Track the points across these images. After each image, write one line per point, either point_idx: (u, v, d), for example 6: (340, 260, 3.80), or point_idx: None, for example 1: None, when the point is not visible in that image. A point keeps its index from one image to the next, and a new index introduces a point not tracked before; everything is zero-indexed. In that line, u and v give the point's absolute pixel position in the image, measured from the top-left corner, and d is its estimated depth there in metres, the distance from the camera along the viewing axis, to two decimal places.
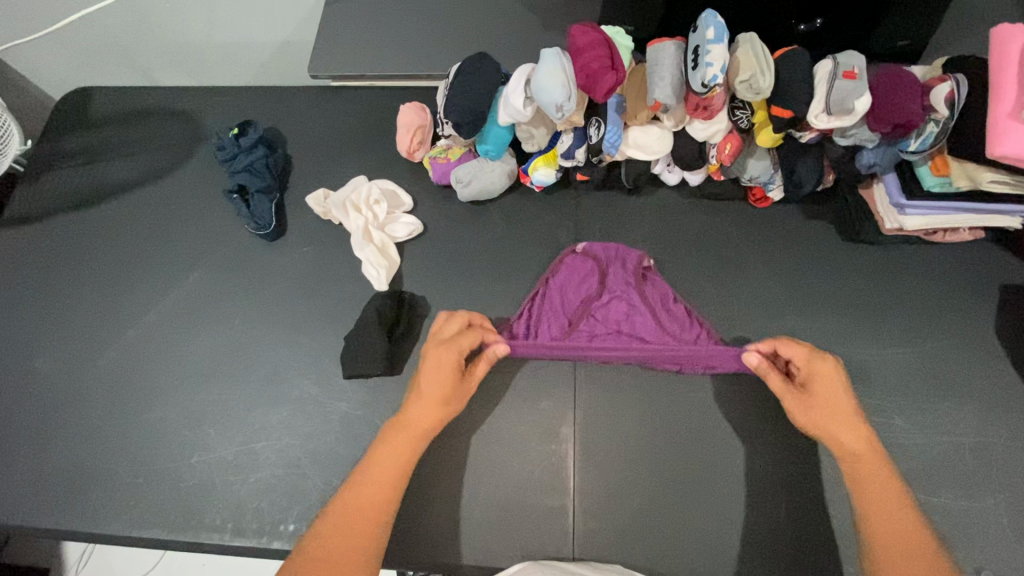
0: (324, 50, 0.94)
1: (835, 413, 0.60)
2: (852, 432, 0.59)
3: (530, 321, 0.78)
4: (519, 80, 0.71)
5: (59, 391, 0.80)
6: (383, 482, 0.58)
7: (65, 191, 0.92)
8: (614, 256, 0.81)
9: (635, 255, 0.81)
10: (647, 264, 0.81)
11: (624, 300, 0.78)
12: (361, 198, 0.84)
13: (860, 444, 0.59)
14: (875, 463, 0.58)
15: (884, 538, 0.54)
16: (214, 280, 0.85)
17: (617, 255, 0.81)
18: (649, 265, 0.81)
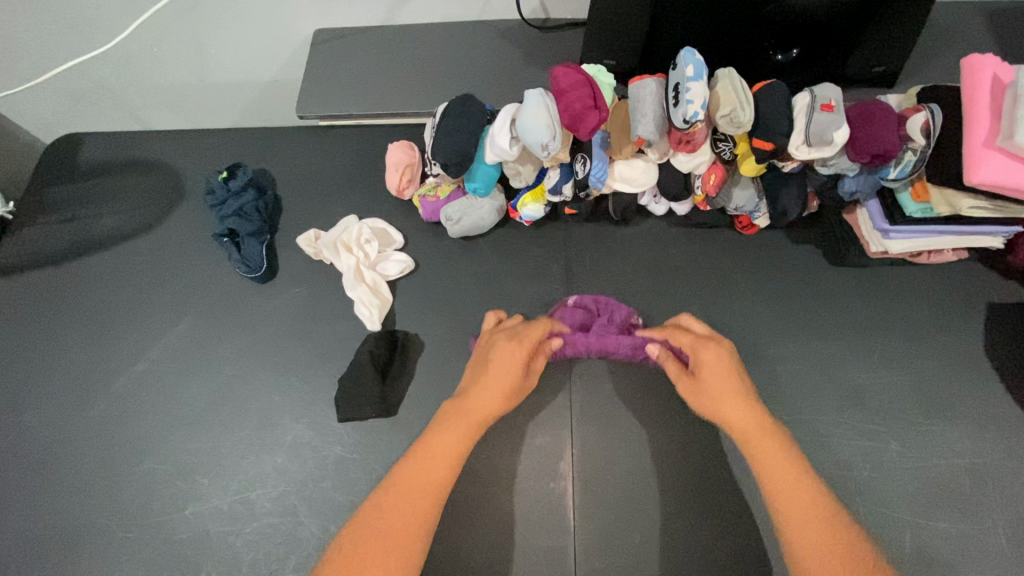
0: (311, 91, 0.96)
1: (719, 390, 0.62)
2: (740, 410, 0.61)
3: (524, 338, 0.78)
4: (504, 120, 0.72)
5: (51, 445, 0.79)
6: (445, 452, 0.59)
7: (54, 239, 0.92)
8: (605, 306, 0.79)
9: (624, 310, 0.78)
10: (636, 320, 0.78)
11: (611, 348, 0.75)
12: (351, 238, 0.84)
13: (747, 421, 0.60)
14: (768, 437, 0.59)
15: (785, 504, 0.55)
16: (205, 325, 0.84)
17: (607, 308, 0.78)
18: (637, 322, 0.78)
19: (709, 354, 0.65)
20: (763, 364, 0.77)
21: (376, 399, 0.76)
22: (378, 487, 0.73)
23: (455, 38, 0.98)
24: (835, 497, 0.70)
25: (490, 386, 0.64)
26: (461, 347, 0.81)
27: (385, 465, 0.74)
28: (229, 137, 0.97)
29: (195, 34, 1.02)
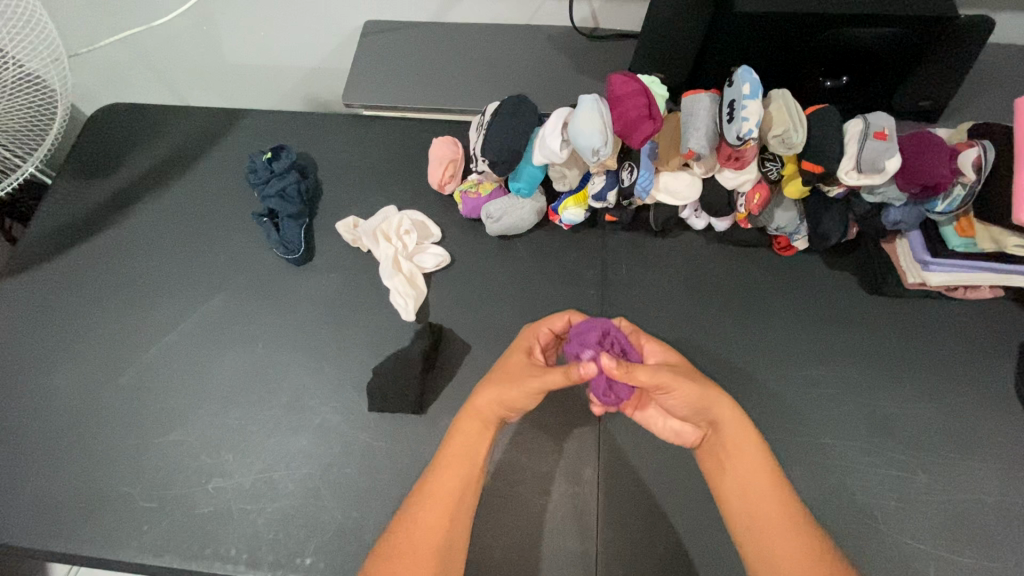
0: (359, 80, 0.97)
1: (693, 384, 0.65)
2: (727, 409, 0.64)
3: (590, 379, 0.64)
4: (557, 123, 0.73)
5: (79, 409, 0.79)
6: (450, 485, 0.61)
7: (95, 198, 0.93)
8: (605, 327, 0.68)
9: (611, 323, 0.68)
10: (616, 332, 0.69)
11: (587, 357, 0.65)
12: (391, 228, 0.85)
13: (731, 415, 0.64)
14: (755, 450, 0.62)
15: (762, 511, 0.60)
16: (239, 302, 0.85)
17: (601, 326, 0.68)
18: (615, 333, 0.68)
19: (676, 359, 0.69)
20: (793, 386, 0.77)
21: (410, 397, 0.77)
22: (402, 477, 0.73)
23: (506, 39, 1.00)
24: (859, 523, 0.70)
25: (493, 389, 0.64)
26: (492, 344, 0.81)
27: (410, 456, 0.74)
28: (274, 120, 0.98)
29: (249, 15, 1.03)
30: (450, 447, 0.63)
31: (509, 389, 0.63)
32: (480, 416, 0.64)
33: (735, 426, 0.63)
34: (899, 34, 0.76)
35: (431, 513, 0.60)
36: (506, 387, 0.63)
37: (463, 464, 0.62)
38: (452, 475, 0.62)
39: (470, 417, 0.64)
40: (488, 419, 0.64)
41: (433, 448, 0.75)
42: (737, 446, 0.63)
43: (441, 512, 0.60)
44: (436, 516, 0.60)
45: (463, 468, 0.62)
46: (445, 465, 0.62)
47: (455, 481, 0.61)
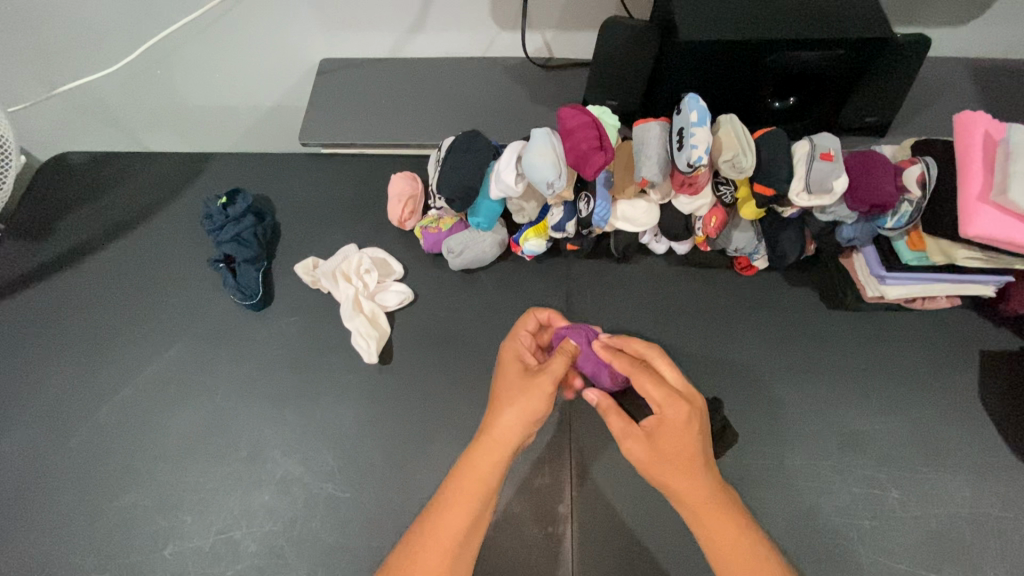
0: (316, 118, 0.97)
1: (679, 462, 0.60)
2: (696, 485, 0.60)
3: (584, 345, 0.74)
4: (510, 158, 0.73)
5: (27, 477, 0.75)
6: (458, 512, 0.60)
7: (44, 252, 0.90)
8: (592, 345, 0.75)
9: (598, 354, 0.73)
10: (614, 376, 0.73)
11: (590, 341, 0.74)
12: (352, 267, 0.85)
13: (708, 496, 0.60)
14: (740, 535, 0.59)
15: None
16: (196, 352, 0.82)
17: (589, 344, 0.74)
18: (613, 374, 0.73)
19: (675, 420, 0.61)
20: (762, 407, 0.77)
21: (382, 444, 0.75)
22: (370, 528, 0.71)
23: (462, 72, 1.00)
24: (835, 546, 0.70)
25: (511, 407, 0.62)
26: (458, 381, 0.79)
27: (378, 504, 0.72)
28: (231, 161, 0.97)
29: (201, 57, 1.02)
30: (462, 478, 0.61)
31: (528, 404, 0.62)
32: (492, 446, 0.62)
33: (697, 504, 0.60)
34: (839, 56, 0.78)
35: (433, 552, 0.58)
36: (523, 403, 0.62)
37: (477, 495, 0.60)
38: (460, 507, 0.60)
39: (483, 448, 0.62)
40: (506, 452, 0.62)
41: (401, 494, 0.73)
42: (705, 518, 0.60)
43: (447, 547, 0.59)
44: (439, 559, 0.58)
45: (477, 491, 0.60)
46: (453, 497, 0.60)
47: (460, 522, 0.59)
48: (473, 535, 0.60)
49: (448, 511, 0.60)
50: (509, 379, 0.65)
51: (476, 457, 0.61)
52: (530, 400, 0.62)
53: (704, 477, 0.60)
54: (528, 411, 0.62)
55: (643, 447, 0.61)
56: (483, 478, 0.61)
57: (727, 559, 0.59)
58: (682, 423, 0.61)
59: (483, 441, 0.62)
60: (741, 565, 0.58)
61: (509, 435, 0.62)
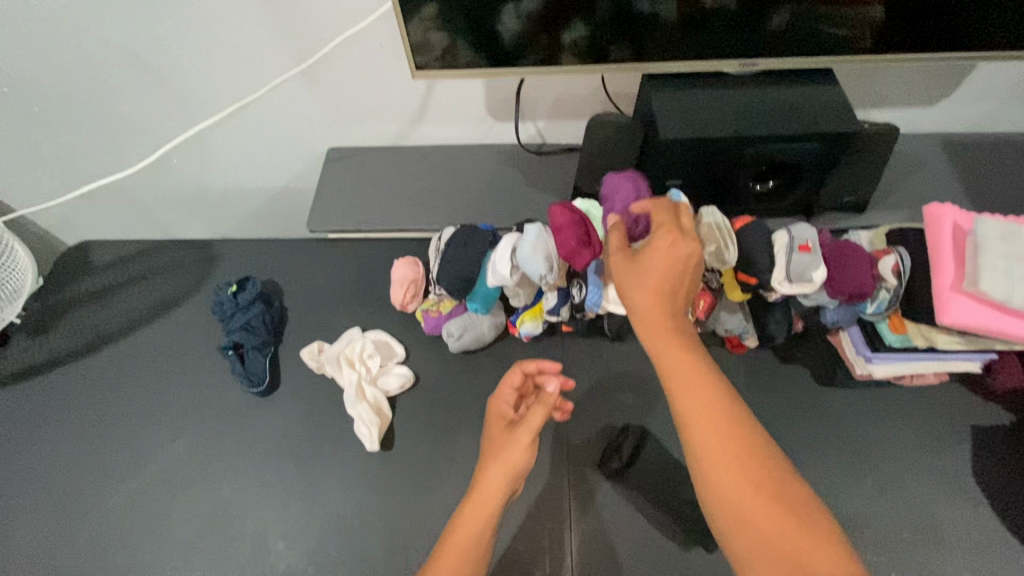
0: (324, 206, 1.03)
1: (654, 319, 0.60)
2: (686, 369, 0.58)
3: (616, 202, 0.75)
4: (505, 251, 0.78)
5: (35, 572, 0.76)
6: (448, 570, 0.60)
7: (60, 340, 0.94)
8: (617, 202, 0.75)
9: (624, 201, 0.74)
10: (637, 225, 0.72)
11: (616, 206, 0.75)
12: (355, 352, 0.87)
13: (700, 390, 0.57)
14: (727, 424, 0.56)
15: (732, 500, 0.54)
16: (203, 439, 0.84)
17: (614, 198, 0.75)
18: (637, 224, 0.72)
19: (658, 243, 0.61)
20: None
21: (383, 533, 0.76)
22: None
23: (461, 158, 1.07)
24: None
25: (498, 462, 0.67)
26: (459, 466, 0.81)
27: None
28: (241, 247, 1.02)
29: (214, 148, 1.09)
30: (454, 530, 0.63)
31: (511, 457, 0.67)
32: (477, 499, 0.65)
33: (688, 395, 0.57)
34: (812, 147, 0.84)
35: None
36: (507, 456, 0.67)
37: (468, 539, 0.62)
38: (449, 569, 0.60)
39: (469, 504, 0.65)
40: (491, 506, 0.64)
41: None
42: (694, 411, 0.57)
43: None
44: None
45: (466, 551, 0.61)
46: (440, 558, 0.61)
47: (456, 562, 0.61)
48: None
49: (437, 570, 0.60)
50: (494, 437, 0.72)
51: (468, 513, 0.64)
52: (511, 452, 0.68)
53: (695, 362, 0.59)
54: (513, 463, 0.67)
55: (625, 266, 0.63)
56: (473, 535, 0.63)
57: (713, 464, 0.55)
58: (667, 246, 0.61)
59: (470, 500, 0.65)
60: (729, 458, 0.55)
61: (498, 489, 0.66)
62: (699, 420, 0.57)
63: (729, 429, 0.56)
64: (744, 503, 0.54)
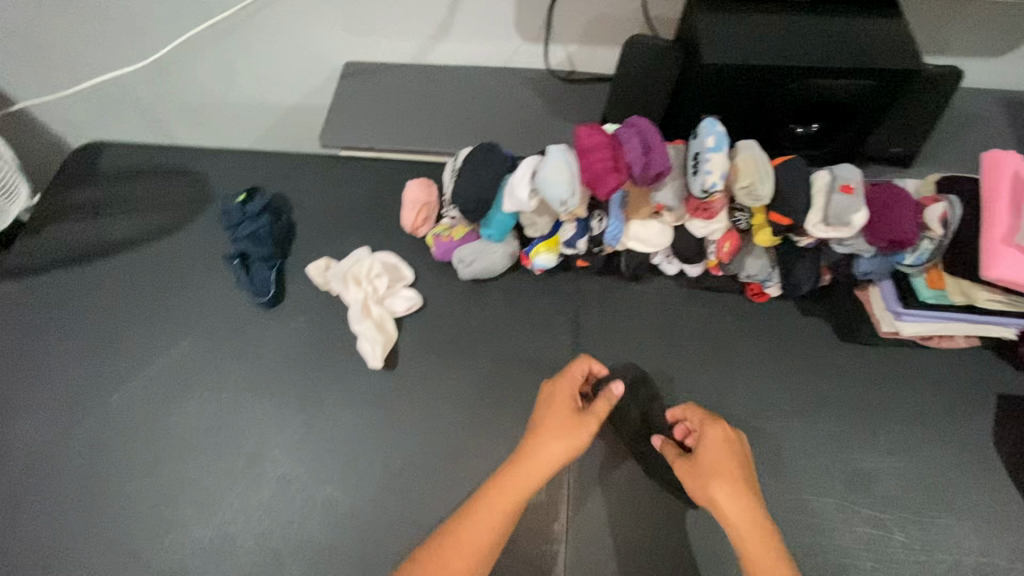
0: (336, 121, 0.98)
1: (723, 466, 0.66)
2: (741, 504, 0.63)
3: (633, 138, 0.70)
4: (525, 172, 0.74)
5: (41, 459, 0.78)
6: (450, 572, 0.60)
7: (69, 240, 0.94)
8: (647, 141, 0.70)
9: (652, 141, 0.70)
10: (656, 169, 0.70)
11: (635, 140, 0.70)
12: (362, 271, 0.85)
13: (748, 521, 0.62)
14: (767, 537, 0.61)
15: None
16: (206, 347, 0.84)
17: (635, 133, 0.70)
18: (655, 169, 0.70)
19: (726, 445, 0.68)
20: (767, 439, 0.76)
21: (381, 451, 0.76)
22: (366, 533, 0.72)
23: (483, 81, 1.01)
24: None
25: (554, 442, 0.66)
26: (461, 392, 0.80)
27: (375, 511, 0.73)
28: (251, 160, 0.99)
29: (228, 55, 1.04)
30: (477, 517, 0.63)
31: (569, 439, 0.66)
32: (528, 466, 0.65)
33: (743, 514, 0.63)
34: (866, 86, 0.77)
35: None
36: (568, 440, 0.66)
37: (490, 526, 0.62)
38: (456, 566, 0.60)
39: (518, 467, 0.65)
40: (518, 500, 0.63)
41: (397, 501, 0.73)
42: (749, 535, 0.62)
43: None
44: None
45: (483, 551, 0.61)
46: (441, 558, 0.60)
47: (466, 556, 0.61)
48: None
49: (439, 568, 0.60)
50: (555, 413, 0.69)
51: (499, 504, 0.63)
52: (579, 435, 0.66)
53: (750, 495, 0.64)
54: (569, 447, 0.65)
55: (687, 469, 0.67)
56: (486, 541, 0.62)
57: (750, 563, 0.60)
58: (728, 442, 0.68)
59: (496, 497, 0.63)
60: (769, 572, 0.59)
61: (528, 481, 0.64)
62: (740, 535, 0.62)
63: (773, 543, 0.61)
64: None
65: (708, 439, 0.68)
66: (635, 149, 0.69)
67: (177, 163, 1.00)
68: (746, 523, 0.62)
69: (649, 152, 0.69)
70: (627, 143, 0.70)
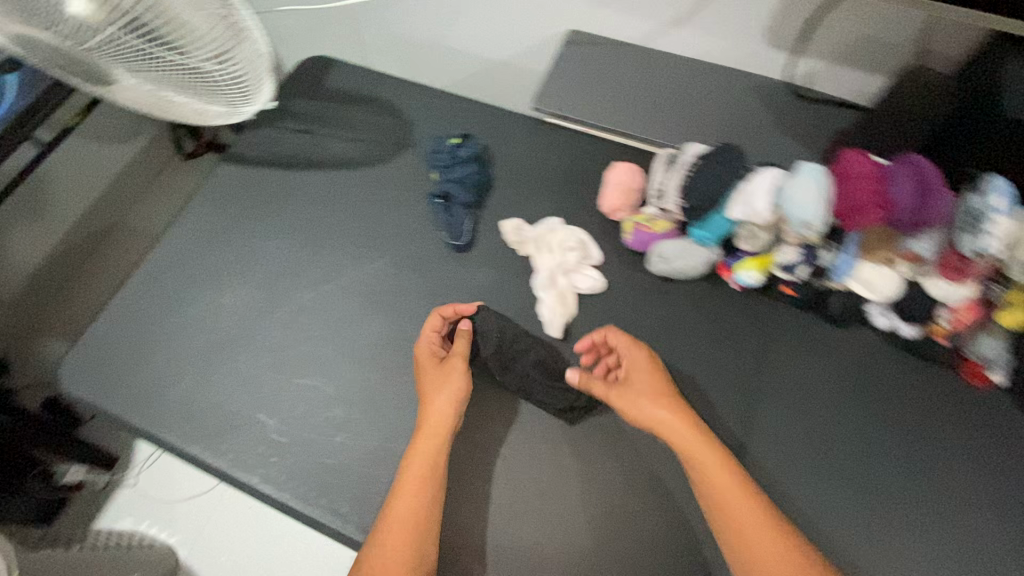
0: (553, 86, 0.98)
1: (648, 396, 0.71)
2: (684, 434, 0.68)
3: (907, 179, 0.65)
4: (768, 183, 0.72)
5: (235, 332, 0.84)
6: (408, 507, 0.66)
7: (287, 140, 1.00)
8: (924, 182, 0.65)
9: (929, 182, 0.65)
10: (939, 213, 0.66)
11: (911, 181, 0.65)
12: (555, 240, 0.85)
13: (722, 472, 0.65)
14: (732, 485, 0.64)
15: (759, 550, 0.61)
16: (395, 273, 0.88)
17: (909, 173, 0.66)
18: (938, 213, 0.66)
19: (640, 367, 0.74)
20: (950, 528, 0.70)
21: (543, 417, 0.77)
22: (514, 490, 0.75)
23: (708, 79, 0.97)
24: None
25: (443, 396, 0.73)
26: None
27: (528, 471, 0.74)
28: (462, 108, 1.02)
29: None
30: (411, 465, 0.69)
31: (445, 388, 0.73)
32: (438, 426, 0.71)
33: (676, 437, 0.68)
34: None
35: (396, 536, 0.64)
36: (445, 391, 0.73)
37: (429, 471, 0.68)
38: (405, 505, 0.66)
39: (427, 430, 0.71)
40: (440, 437, 0.71)
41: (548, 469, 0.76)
42: (725, 491, 0.64)
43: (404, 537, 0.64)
44: (400, 546, 0.64)
45: (424, 483, 0.67)
46: (400, 490, 0.67)
47: (410, 495, 0.66)
48: (426, 533, 0.66)
49: (399, 501, 0.66)
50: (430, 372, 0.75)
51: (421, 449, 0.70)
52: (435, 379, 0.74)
53: (705, 440, 0.67)
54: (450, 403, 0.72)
55: (603, 386, 0.73)
56: (426, 479, 0.68)
57: (723, 515, 0.64)
58: (643, 366, 0.74)
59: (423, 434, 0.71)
60: (753, 527, 0.62)
61: (444, 421, 0.71)
62: (704, 474, 0.66)
63: (738, 491, 0.64)
64: (762, 556, 0.61)
65: (632, 368, 0.74)
66: (916, 191, 0.64)
67: (382, 100, 1.03)
68: (702, 463, 0.66)
69: (930, 194, 0.65)
70: (904, 185, 0.65)
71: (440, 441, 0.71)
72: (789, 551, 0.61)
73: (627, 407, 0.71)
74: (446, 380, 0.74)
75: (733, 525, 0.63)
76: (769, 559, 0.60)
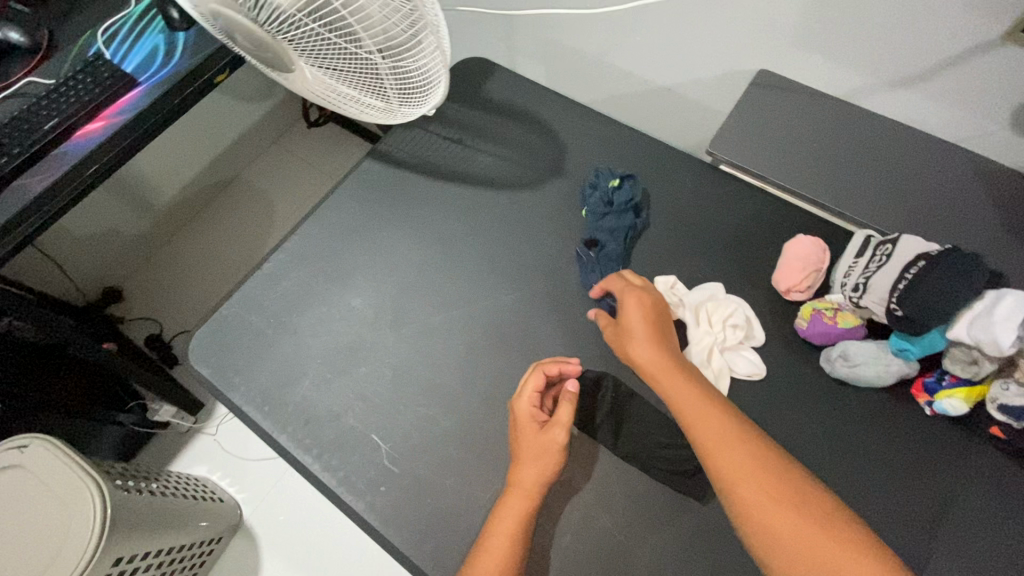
0: (733, 132, 0.87)
1: (639, 331, 0.71)
2: (649, 352, 0.69)
3: None
4: (1020, 312, 0.58)
5: (360, 341, 0.81)
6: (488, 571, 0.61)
7: (436, 144, 0.95)
8: None
9: None
10: None
11: None
12: (718, 311, 0.76)
13: (700, 401, 0.64)
14: (756, 455, 0.59)
15: (758, 507, 0.56)
16: (530, 310, 0.82)
17: None
18: None
19: (630, 304, 0.74)
20: None
21: (674, 510, 0.69)
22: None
23: (924, 153, 0.83)
24: None
25: (536, 466, 0.66)
26: None
27: (650, 568, 0.67)
28: (624, 139, 0.94)
29: None
30: (498, 520, 0.65)
31: (547, 459, 0.66)
32: (529, 490, 0.65)
33: (691, 403, 0.64)
34: None
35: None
36: (546, 459, 0.66)
37: (511, 540, 0.63)
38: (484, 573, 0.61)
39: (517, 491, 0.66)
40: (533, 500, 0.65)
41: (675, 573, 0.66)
42: (697, 417, 0.62)
43: None
44: None
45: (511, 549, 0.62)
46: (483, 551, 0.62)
47: (496, 563, 0.61)
48: None
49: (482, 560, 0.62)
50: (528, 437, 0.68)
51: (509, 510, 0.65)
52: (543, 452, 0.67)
53: (691, 377, 0.66)
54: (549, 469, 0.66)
55: (614, 333, 0.74)
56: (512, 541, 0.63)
57: (729, 477, 0.58)
58: (646, 308, 0.74)
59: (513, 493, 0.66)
60: (740, 475, 0.58)
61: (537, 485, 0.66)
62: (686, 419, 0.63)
63: (764, 461, 0.59)
64: (783, 528, 0.54)
65: (624, 304, 0.74)
66: None
67: (536, 118, 0.97)
68: (673, 386, 0.66)
69: None
70: None
71: (528, 506, 0.65)
72: (816, 531, 0.54)
73: (620, 337, 0.73)
74: (542, 452, 0.67)
75: (733, 477, 0.58)
76: (805, 545, 0.53)
